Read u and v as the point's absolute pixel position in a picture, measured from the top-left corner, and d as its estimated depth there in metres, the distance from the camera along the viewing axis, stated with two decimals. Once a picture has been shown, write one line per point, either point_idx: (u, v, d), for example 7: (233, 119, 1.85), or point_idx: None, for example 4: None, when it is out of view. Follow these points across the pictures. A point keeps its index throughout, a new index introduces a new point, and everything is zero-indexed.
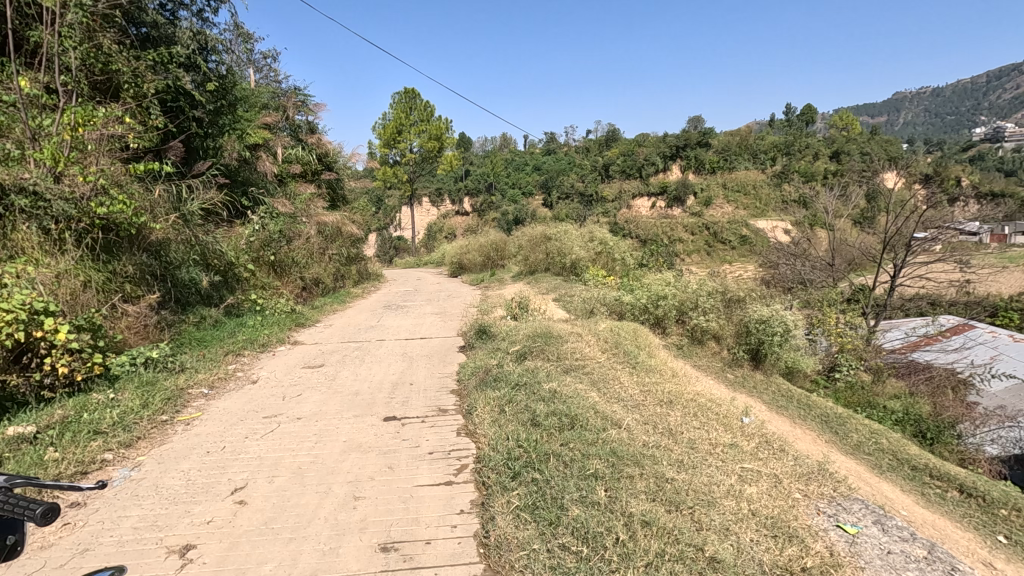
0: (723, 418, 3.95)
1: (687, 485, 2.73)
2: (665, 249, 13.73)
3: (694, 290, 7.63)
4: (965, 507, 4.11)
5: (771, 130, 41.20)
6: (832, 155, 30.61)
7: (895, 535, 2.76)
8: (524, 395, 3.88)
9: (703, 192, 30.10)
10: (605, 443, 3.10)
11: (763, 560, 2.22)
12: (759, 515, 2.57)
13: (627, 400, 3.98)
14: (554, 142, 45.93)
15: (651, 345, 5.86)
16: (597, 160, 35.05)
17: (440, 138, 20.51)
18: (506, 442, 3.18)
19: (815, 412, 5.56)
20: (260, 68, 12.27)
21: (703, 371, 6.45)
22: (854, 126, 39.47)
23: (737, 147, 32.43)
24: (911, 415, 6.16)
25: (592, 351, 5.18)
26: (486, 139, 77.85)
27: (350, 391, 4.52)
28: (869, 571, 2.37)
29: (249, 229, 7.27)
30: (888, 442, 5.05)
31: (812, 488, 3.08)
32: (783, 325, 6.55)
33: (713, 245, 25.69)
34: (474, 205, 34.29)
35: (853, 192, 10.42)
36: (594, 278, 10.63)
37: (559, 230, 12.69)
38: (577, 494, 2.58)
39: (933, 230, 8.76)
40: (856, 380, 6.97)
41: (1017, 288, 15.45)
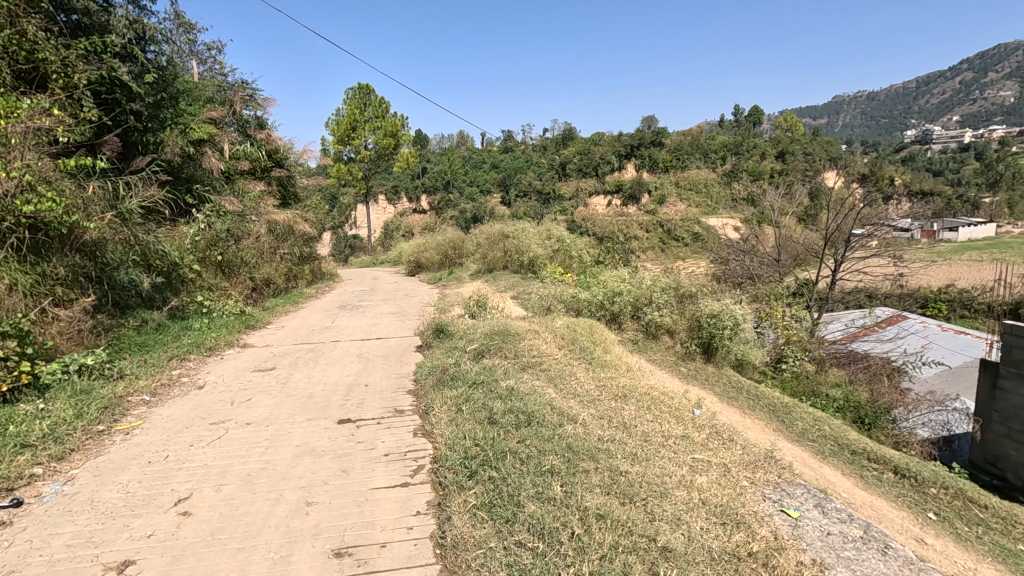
0: (675, 411, 4.06)
1: (640, 477, 2.79)
2: (621, 246, 13.98)
3: (648, 286, 7.80)
4: (900, 487, 4.37)
5: (721, 130, 42.53)
6: (778, 155, 31.85)
7: (834, 517, 2.91)
8: (481, 393, 3.87)
9: (657, 191, 30.79)
10: (561, 439, 3.13)
11: (712, 547, 2.29)
12: (709, 503, 2.65)
13: (583, 395, 4.03)
14: (511, 140, 46.01)
15: (606, 340, 5.96)
16: (554, 159, 35.33)
17: (396, 135, 20.26)
18: (463, 441, 3.17)
19: (763, 402, 5.78)
20: (205, 60, 11.75)
21: (658, 365, 6.59)
22: (797, 128, 41.26)
23: (689, 147, 33.34)
24: (851, 402, 6.47)
25: (549, 348, 5.22)
26: (442, 138, 77.24)
27: (303, 394, 4.39)
28: (811, 553, 2.48)
29: (194, 228, 6.97)
30: (830, 429, 5.30)
31: (759, 475, 3.21)
32: (732, 319, 6.81)
33: (667, 242, 26.32)
34: (431, 203, 33.93)
35: (797, 191, 10.88)
36: (551, 276, 10.71)
37: (517, 228, 12.73)
38: (533, 491, 2.59)
39: (870, 226, 9.24)
40: (801, 370, 7.29)
41: (944, 280, 16.52)
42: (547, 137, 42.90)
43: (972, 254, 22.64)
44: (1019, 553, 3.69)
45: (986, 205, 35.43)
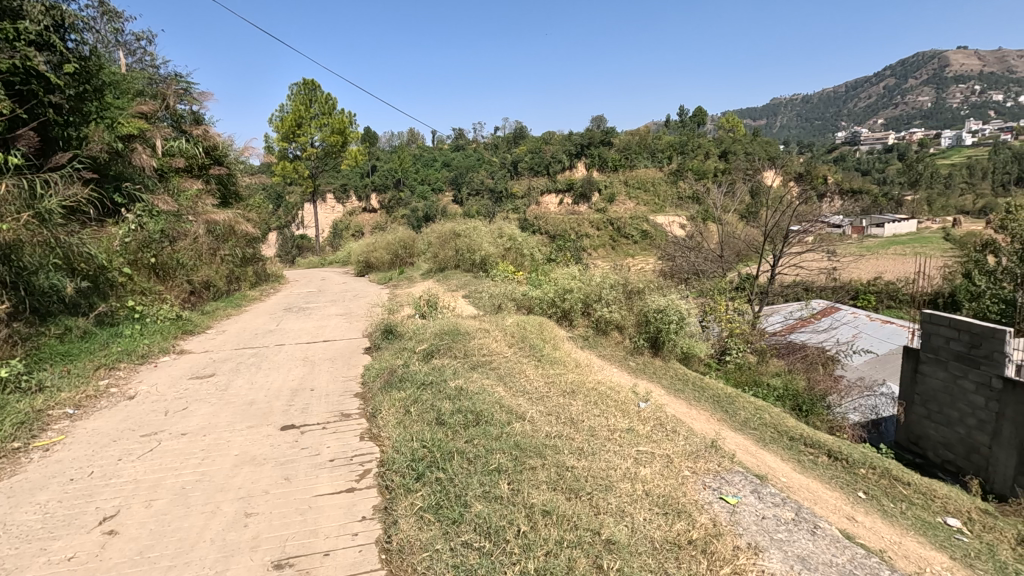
0: (622, 404, 4.14)
1: (586, 471, 2.84)
2: (574, 244, 14.14)
3: (598, 282, 7.93)
4: (833, 469, 4.62)
5: (667, 130, 43.75)
6: (721, 155, 33.00)
7: (769, 500, 3.04)
8: (430, 394, 3.84)
9: (607, 190, 31.33)
10: (509, 437, 3.14)
11: (654, 537, 2.35)
12: (652, 494, 2.72)
13: (532, 392, 4.06)
14: (463, 138, 45.73)
15: (556, 337, 6.02)
16: (505, 157, 35.37)
17: (343, 132, 19.75)
18: (411, 443, 3.12)
19: (708, 393, 5.99)
20: (134, 51, 11.09)
21: (608, 361, 6.71)
22: (738, 129, 42.91)
23: (636, 146, 34.11)
24: (790, 391, 6.80)
25: (499, 346, 5.23)
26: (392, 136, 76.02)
27: (244, 400, 4.23)
28: (747, 537, 2.59)
29: (124, 228, 6.59)
30: (770, 417, 5.55)
31: (700, 464, 3.31)
32: (678, 313, 7.03)
33: (617, 240, 26.87)
34: (381, 202, 33.34)
35: (738, 189, 11.32)
36: (502, 274, 10.73)
37: (468, 226, 12.66)
38: (480, 490, 2.58)
39: (806, 223, 9.71)
40: (744, 361, 7.59)
41: (872, 273, 17.59)
42: (498, 136, 42.94)
43: (896, 248, 24.26)
44: (938, 526, 3.97)
45: (908, 203, 37.96)
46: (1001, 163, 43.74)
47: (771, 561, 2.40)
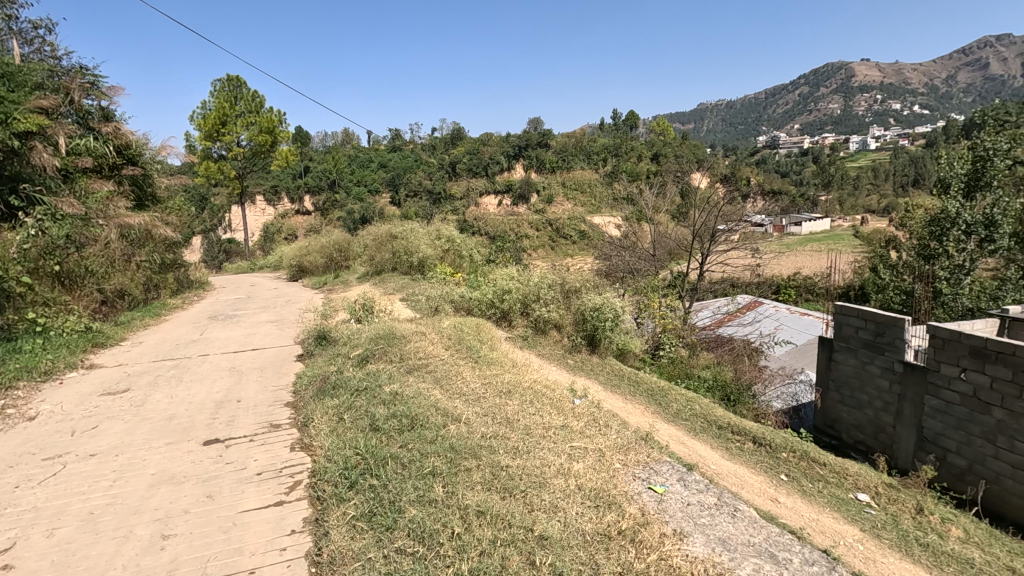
0: (556, 402, 4.21)
1: (520, 469, 2.87)
2: (513, 245, 14.28)
3: (536, 282, 8.03)
4: (758, 454, 4.91)
5: (601, 133, 44.93)
6: (653, 157, 34.29)
7: (694, 488, 3.19)
8: (364, 400, 3.75)
9: (545, 191, 31.75)
10: (444, 440, 3.12)
11: (586, 530, 2.42)
12: (584, 489, 2.79)
13: (469, 394, 4.05)
14: (400, 139, 45.04)
15: (493, 338, 6.04)
16: (443, 158, 35.14)
17: (272, 131, 18.91)
18: (344, 451, 3.03)
19: (643, 387, 6.20)
20: (31, 40, 10.15)
21: (546, 360, 6.81)
22: (669, 132, 44.70)
23: (572, 149, 34.82)
24: (719, 382, 7.16)
25: (435, 349, 5.19)
26: (326, 137, 73.88)
27: (162, 416, 3.97)
28: (672, 523, 2.71)
29: (22, 234, 6.01)
30: (701, 407, 5.81)
31: (630, 457, 3.43)
32: (613, 311, 7.24)
33: (556, 240, 27.37)
34: (315, 204, 32.35)
35: (669, 190, 11.78)
36: (441, 276, 10.67)
37: (405, 228, 12.47)
38: (414, 494, 2.55)
39: (731, 223, 10.26)
40: (676, 355, 7.91)
41: (792, 268, 18.75)
42: (435, 137, 42.60)
43: (812, 245, 26.04)
44: (850, 501, 4.29)
45: (822, 203, 40.92)
46: (900, 166, 47.87)
47: (694, 545, 2.53)
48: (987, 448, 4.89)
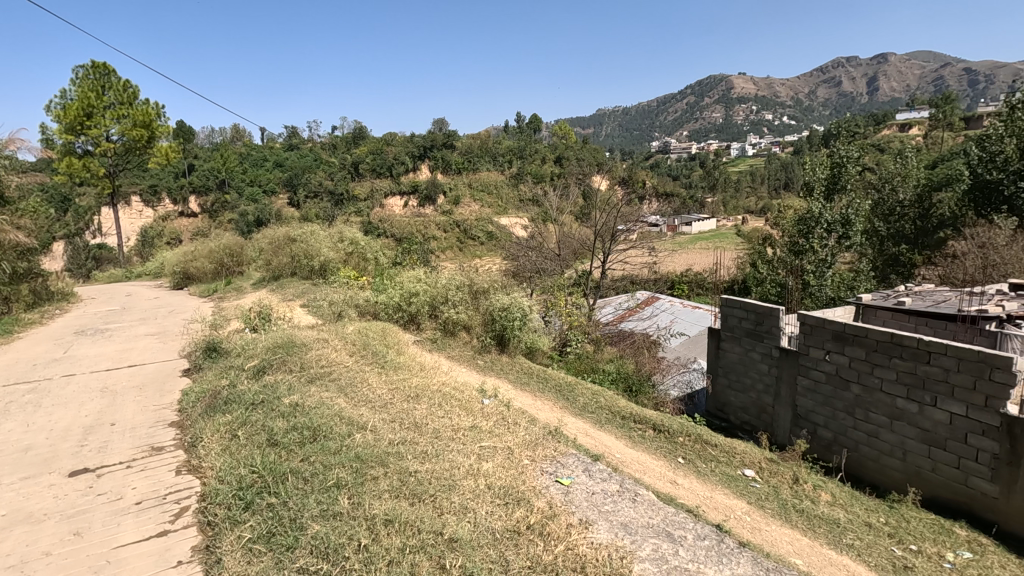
0: (465, 403, 4.21)
1: (430, 474, 2.84)
2: (420, 247, 14.08)
3: (444, 284, 7.97)
4: (657, 441, 5.22)
5: (505, 135, 45.37)
6: (556, 159, 35.29)
7: (598, 477, 3.32)
8: (261, 414, 3.51)
9: (451, 192, 31.40)
10: (350, 450, 3.01)
11: (496, 529, 2.44)
12: (493, 487, 2.82)
13: (375, 401, 3.93)
14: (297, 137, 42.84)
15: (400, 342, 5.92)
16: (345, 158, 33.86)
17: (149, 125, 17.17)
18: (238, 470, 2.82)
19: (551, 383, 6.37)
20: None
21: (456, 361, 6.81)
22: (571, 136, 46.27)
23: (478, 150, 34.94)
24: (622, 374, 7.54)
25: (339, 356, 4.99)
26: (213, 133, 68.59)
27: (15, 448, 3.47)
28: (578, 513, 2.82)
29: None
30: (605, 399, 6.07)
31: (538, 452, 3.51)
32: (520, 310, 7.37)
33: (464, 242, 27.38)
34: (203, 205, 29.91)
35: (571, 191, 12.18)
36: (344, 280, 10.28)
37: (304, 230, 11.87)
38: (317, 509, 2.44)
39: (630, 223, 10.82)
40: (582, 351, 8.20)
41: (684, 265, 20.15)
42: (336, 136, 40.94)
43: (702, 243, 28.13)
44: (738, 477, 4.69)
45: (709, 205, 44.32)
46: (774, 171, 52.75)
47: (599, 532, 2.65)
48: (848, 420, 5.55)
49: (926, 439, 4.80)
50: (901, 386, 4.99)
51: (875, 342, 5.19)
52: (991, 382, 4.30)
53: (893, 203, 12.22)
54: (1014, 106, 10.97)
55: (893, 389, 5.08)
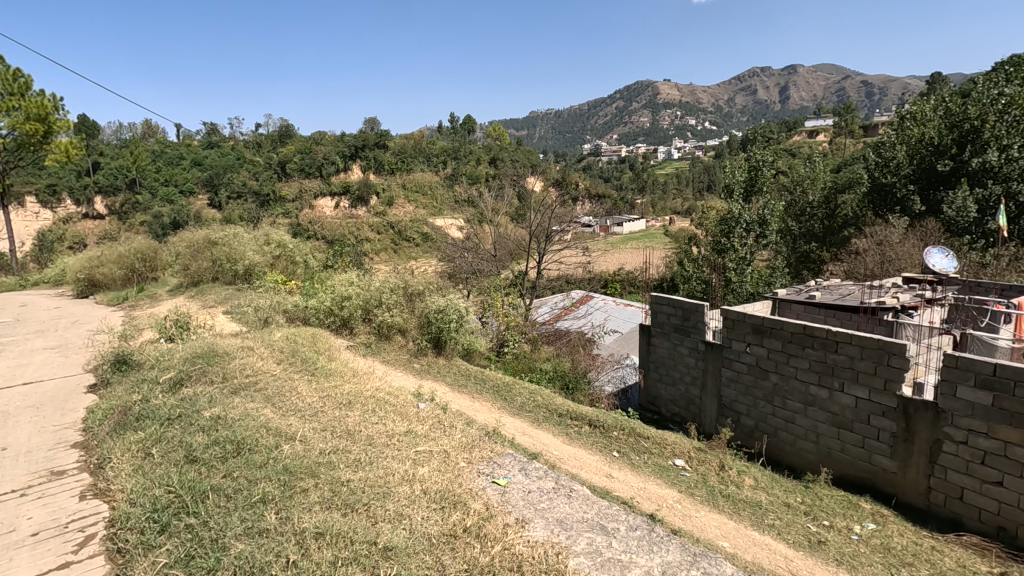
0: (400, 408, 4.13)
1: (363, 482, 2.77)
2: (352, 249, 13.69)
3: (377, 287, 7.80)
4: (593, 436, 5.33)
5: (439, 135, 44.92)
6: (490, 161, 35.39)
7: (534, 475, 3.36)
8: (177, 429, 3.28)
9: (384, 192, 30.42)
10: (277, 462, 2.88)
11: (432, 534, 2.41)
12: (429, 492, 2.79)
13: (305, 410, 3.78)
14: (217, 134, 40.48)
15: (331, 347, 5.72)
16: (270, 157, 32.38)
17: (45, 119, 15.68)
18: (152, 491, 2.62)
19: (489, 384, 6.38)
20: None
21: (391, 366, 6.68)
22: (505, 138, 46.56)
23: (411, 150, 34.42)
24: (558, 372, 7.66)
25: (265, 364, 4.76)
26: (121, 129, 63.63)
27: None
28: (515, 512, 2.84)
29: None
30: (542, 398, 6.14)
31: (475, 454, 3.50)
32: (456, 312, 7.32)
33: (399, 244, 26.89)
34: (110, 206, 27.65)
35: (506, 193, 12.23)
36: (271, 284, 9.82)
37: (226, 233, 11.24)
38: (242, 527, 2.31)
39: (563, 223, 11.03)
40: (519, 351, 8.26)
41: (617, 264, 20.77)
42: (260, 133, 39.07)
43: (633, 243, 29.12)
44: (669, 467, 4.88)
45: (639, 206, 45.92)
46: (698, 174, 55.43)
47: (535, 530, 2.68)
48: (767, 407, 5.91)
49: (835, 421, 5.20)
50: (813, 373, 5.37)
51: (790, 334, 5.56)
52: (889, 367, 4.71)
53: (803, 204, 13.19)
54: (904, 116, 12.11)
55: (806, 376, 5.46)
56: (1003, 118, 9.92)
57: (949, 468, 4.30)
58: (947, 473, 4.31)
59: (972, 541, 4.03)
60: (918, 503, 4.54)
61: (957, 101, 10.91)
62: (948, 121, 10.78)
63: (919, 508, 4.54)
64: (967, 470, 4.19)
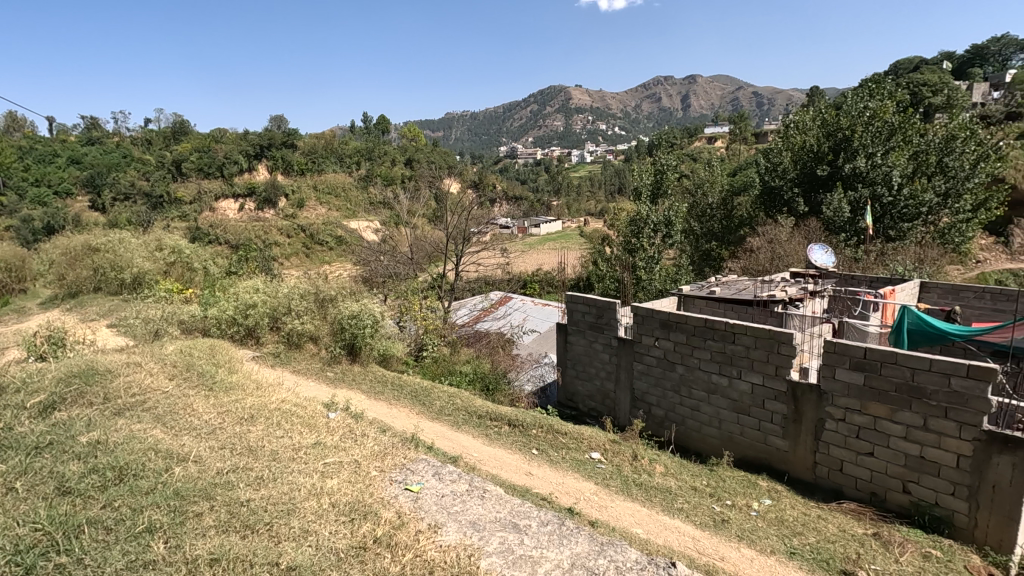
0: (309, 419, 3.95)
1: (265, 501, 2.62)
2: (260, 254, 12.98)
3: (285, 293, 7.43)
4: (512, 435, 5.38)
5: (352, 136, 43.67)
6: (406, 162, 34.88)
7: (447, 479, 3.33)
8: (45, 459, 2.92)
9: (294, 194, 29.04)
10: (166, 487, 2.65)
11: (339, 548, 2.33)
12: (338, 505, 2.69)
13: (201, 428, 3.52)
14: (99, 129, 36.75)
15: (232, 359, 5.36)
16: (163, 155, 29.88)
17: None
18: (13, 529, 2.29)
19: (407, 389, 6.25)
20: None
21: (303, 376, 6.38)
22: (422, 139, 46.06)
23: (322, 150, 33.08)
24: (478, 374, 7.68)
25: (155, 381, 4.37)
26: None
27: None
28: (428, 518, 2.81)
29: None
30: (461, 400, 6.10)
31: (387, 462, 3.42)
32: (371, 317, 7.11)
33: (310, 247, 25.75)
34: None
35: (422, 195, 12.08)
36: (164, 293, 9.05)
37: (110, 238, 10.24)
38: (124, 560, 2.10)
39: (480, 225, 11.05)
40: (438, 354, 8.18)
41: (534, 265, 21.18)
42: (151, 130, 35.95)
43: (551, 243, 29.85)
44: (586, 460, 5.02)
45: (556, 207, 47.08)
46: (610, 176, 57.77)
47: (448, 534, 2.67)
48: (675, 398, 6.24)
49: (735, 407, 5.59)
50: (715, 363, 5.75)
51: (693, 328, 5.91)
52: (780, 355, 5.15)
53: (704, 206, 14.11)
54: (788, 125, 13.28)
55: (709, 366, 5.83)
56: (869, 129, 11.15)
57: (831, 443, 4.76)
58: (830, 448, 4.78)
59: (850, 508, 4.50)
60: (806, 477, 5.00)
61: (832, 113, 12.10)
62: (825, 130, 11.92)
63: (807, 481, 4.99)
64: (845, 444, 4.67)
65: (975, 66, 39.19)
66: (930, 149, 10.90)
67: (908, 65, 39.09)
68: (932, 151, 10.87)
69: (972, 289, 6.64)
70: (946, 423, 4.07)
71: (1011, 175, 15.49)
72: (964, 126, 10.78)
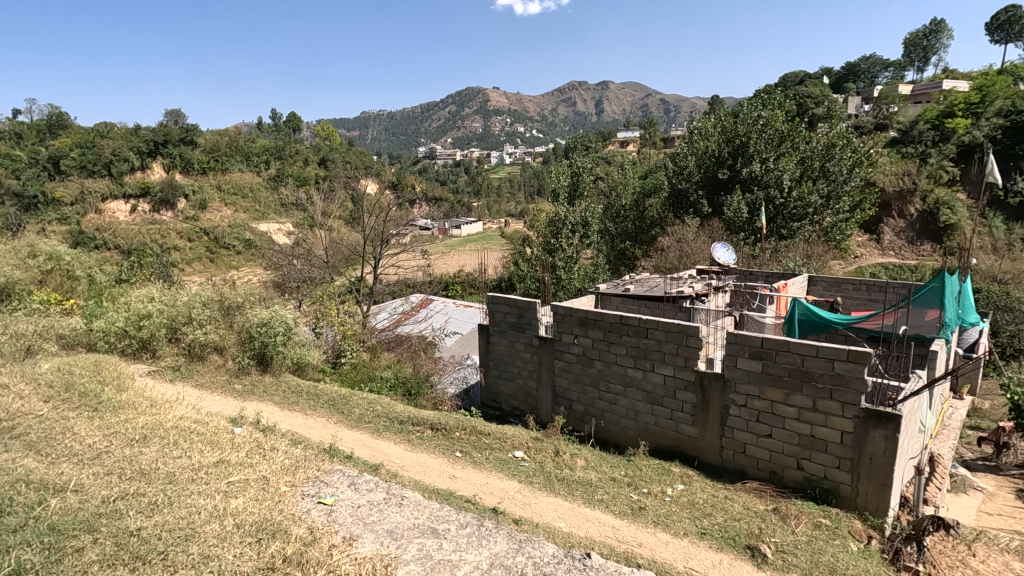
0: (211, 436, 3.69)
1: (159, 528, 2.42)
2: (156, 260, 11.94)
3: (186, 301, 6.90)
4: (434, 439, 5.31)
5: (261, 134, 41.37)
6: (320, 162, 33.52)
7: (364, 489, 3.23)
8: None
9: (194, 195, 27.00)
10: (39, 522, 2.36)
11: (244, 571, 2.19)
12: (244, 525, 2.54)
13: (84, 453, 3.18)
14: None
15: (123, 374, 4.90)
16: (37, 151, 26.72)
17: None
18: None
19: (323, 398, 6.01)
20: None
21: (207, 390, 5.95)
22: (336, 138, 44.48)
23: (226, 147, 30.99)
24: (399, 379, 7.52)
25: (27, 405, 3.89)
26: None
27: None
28: (343, 531, 2.71)
29: None
30: (382, 406, 5.94)
31: (298, 476, 3.26)
32: (283, 324, 6.76)
33: (215, 250, 23.99)
34: None
35: (337, 195, 11.63)
36: (41, 305, 8.09)
37: None
38: None
39: (399, 226, 10.82)
40: (358, 360, 7.92)
41: (457, 266, 21.05)
42: (21, 122, 32.07)
43: (473, 245, 29.82)
44: (509, 458, 5.06)
45: (476, 208, 47.05)
46: (529, 178, 58.67)
47: (364, 545, 2.59)
48: (593, 392, 6.44)
49: (649, 399, 5.86)
50: (630, 357, 5.99)
51: (609, 324, 6.12)
52: (688, 348, 5.46)
53: (618, 207, 14.67)
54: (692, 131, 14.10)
55: (625, 360, 6.06)
56: (763, 136, 12.09)
57: (735, 428, 5.12)
58: (734, 432, 5.13)
59: (753, 486, 4.86)
60: (714, 461, 5.34)
61: (730, 120, 12.96)
62: (725, 136, 12.78)
63: (715, 465, 5.33)
64: (747, 428, 5.03)
65: (850, 81, 43.72)
66: (814, 155, 11.98)
67: (795, 78, 42.89)
68: (816, 157, 11.96)
69: (851, 282, 7.40)
70: (831, 403, 4.50)
71: (880, 180, 17.42)
72: (841, 135, 11.95)
